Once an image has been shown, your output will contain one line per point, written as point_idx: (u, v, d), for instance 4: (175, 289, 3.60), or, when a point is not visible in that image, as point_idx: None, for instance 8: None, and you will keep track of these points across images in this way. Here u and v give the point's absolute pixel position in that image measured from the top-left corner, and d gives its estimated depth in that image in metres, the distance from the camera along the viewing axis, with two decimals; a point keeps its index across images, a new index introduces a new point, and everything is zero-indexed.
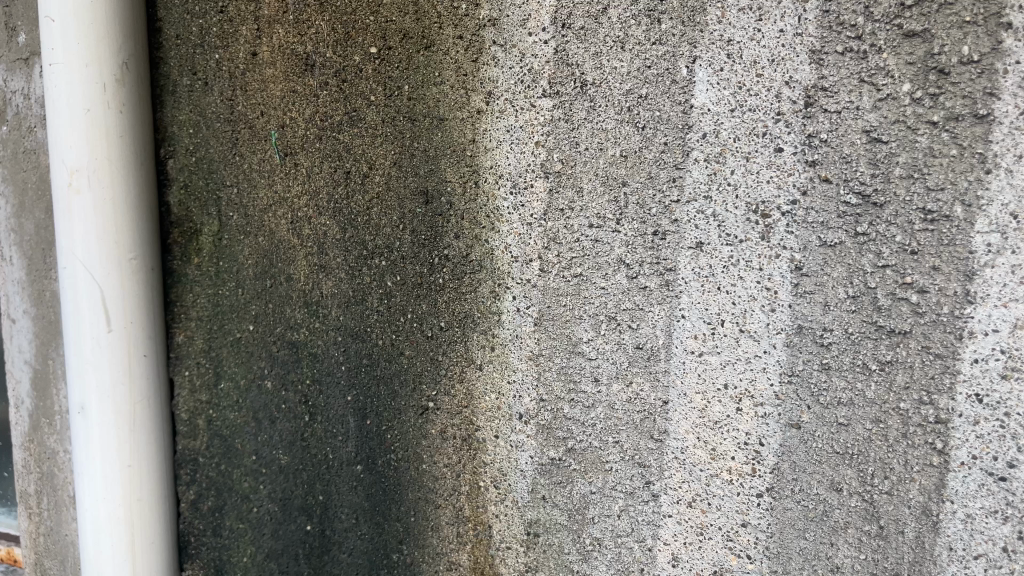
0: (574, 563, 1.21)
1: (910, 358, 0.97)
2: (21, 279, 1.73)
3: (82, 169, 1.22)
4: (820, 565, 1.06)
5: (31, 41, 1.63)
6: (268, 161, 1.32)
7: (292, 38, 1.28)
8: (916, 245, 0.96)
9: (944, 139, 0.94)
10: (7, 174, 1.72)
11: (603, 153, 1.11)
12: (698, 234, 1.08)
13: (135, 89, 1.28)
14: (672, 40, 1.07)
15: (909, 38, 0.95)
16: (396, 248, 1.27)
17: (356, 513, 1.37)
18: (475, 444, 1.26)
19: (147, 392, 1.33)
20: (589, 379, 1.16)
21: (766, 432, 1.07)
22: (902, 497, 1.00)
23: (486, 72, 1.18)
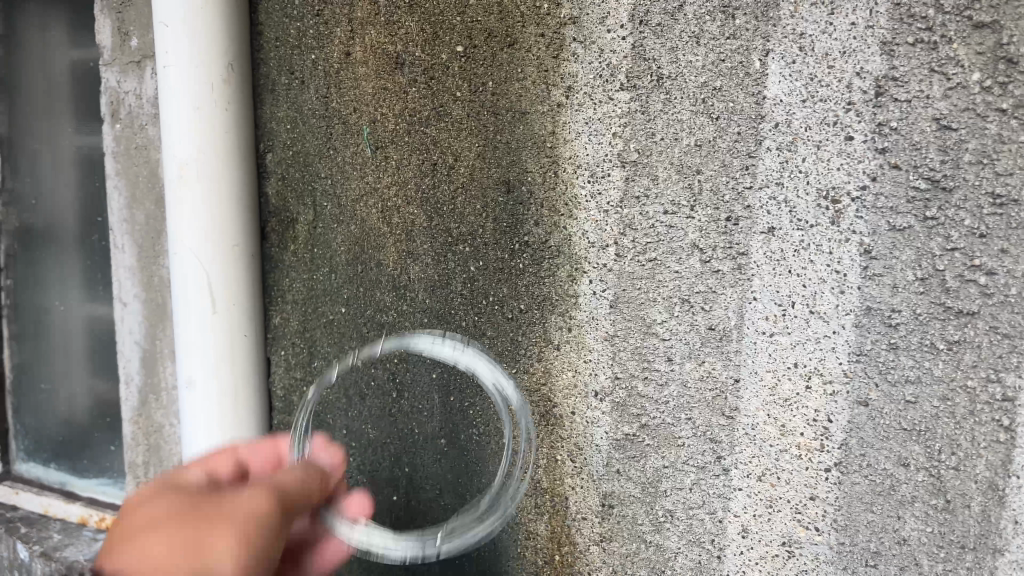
0: (648, 534, 1.27)
1: (978, 338, 1.01)
2: (133, 265, 1.89)
3: (191, 165, 1.36)
4: (887, 538, 1.09)
5: (144, 45, 1.78)
6: (360, 155, 1.44)
7: (383, 39, 1.39)
8: (985, 228, 1.00)
9: (1012, 125, 0.98)
10: (120, 168, 1.87)
11: (678, 143, 1.17)
12: (770, 220, 1.12)
13: (240, 88, 1.42)
14: (746, 35, 1.11)
15: (979, 29, 0.98)
16: (479, 235, 1.36)
17: (439, 485, 1.46)
18: (553, 420, 1.33)
19: (246, 371, 1.45)
20: (662, 358, 1.22)
21: (834, 409, 1.10)
22: (969, 472, 1.03)
23: (567, 68, 1.24)
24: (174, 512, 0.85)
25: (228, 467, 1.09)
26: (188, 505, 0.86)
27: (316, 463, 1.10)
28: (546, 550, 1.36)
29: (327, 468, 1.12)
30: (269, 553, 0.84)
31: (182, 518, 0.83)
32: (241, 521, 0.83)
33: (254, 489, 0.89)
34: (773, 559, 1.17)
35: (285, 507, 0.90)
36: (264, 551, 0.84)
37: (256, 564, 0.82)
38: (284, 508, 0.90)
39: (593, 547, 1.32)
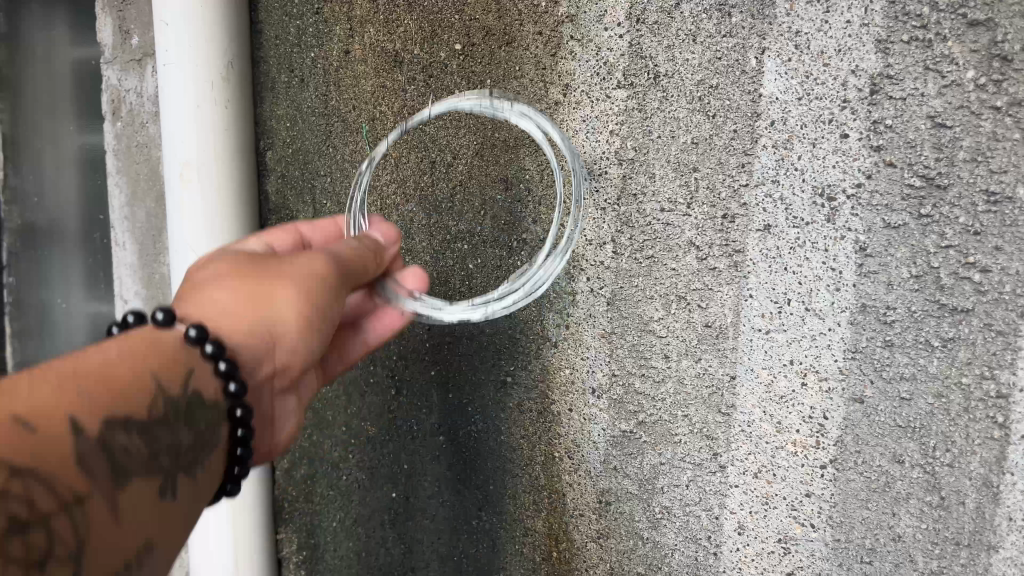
0: (645, 530, 1.27)
1: (972, 335, 0.98)
2: (134, 263, 1.93)
3: (192, 164, 1.52)
4: (882, 534, 1.06)
5: (144, 44, 1.79)
6: (359, 151, 1.51)
7: (383, 37, 1.44)
8: (979, 226, 0.96)
9: (1007, 123, 0.94)
10: (121, 166, 1.89)
11: (675, 141, 1.16)
12: (766, 218, 1.10)
13: (236, 87, 1.55)
14: (742, 32, 1.10)
15: (974, 26, 0.95)
16: (477, 233, 1.37)
17: (438, 481, 1.52)
18: (550, 417, 1.34)
19: None
20: (659, 355, 1.22)
21: (830, 406, 1.08)
22: (964, 469, 1.00)
23: (565, 66, 1.25)
24: (244, 261, 0.99)
25: (289, 246, 1.17)
26: (252, 260, 0.99)
27: (372, 240, 1.15)
28: (543, 547, 1.39)
29: (381, 247, 1.16)
30: (327, 312, 0.98)
31: (249, 271, 0.96)
32: (309, 276, 0.97)
33: (309, 252, 1.01)
34: (770, 555, 1.16)
35: (340, 269, 1.02)
36: (324, 314, 0.98)
37: (317, 320, 0.97)
38: (340, 273, 1.01)
39: (591, 543, 1.34)
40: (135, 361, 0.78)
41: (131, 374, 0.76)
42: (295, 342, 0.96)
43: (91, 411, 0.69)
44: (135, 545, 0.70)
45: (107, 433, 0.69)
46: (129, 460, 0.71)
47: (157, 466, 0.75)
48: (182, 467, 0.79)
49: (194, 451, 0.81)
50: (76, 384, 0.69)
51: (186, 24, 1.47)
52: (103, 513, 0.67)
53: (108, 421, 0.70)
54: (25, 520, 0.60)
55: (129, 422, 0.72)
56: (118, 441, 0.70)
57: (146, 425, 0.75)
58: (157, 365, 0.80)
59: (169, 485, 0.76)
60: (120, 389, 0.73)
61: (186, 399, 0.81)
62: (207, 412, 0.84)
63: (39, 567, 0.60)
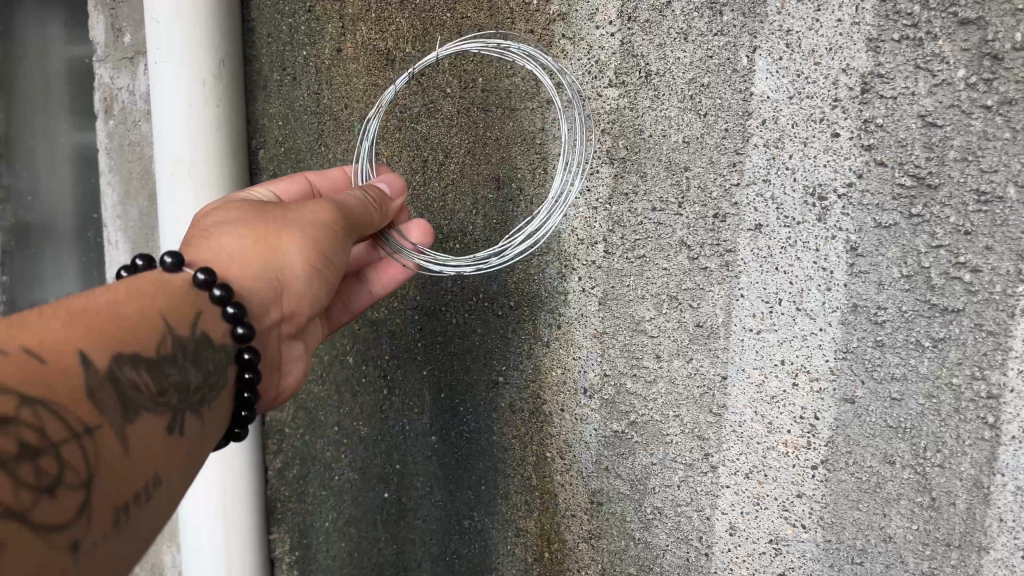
0: (636, 531, 1.27)
1: (963, 335, 0.97)
2: (126, 262, 1.92)
3: (183, 161, 1.52)
4: (873, 535, 1.06)
5: (136, 41, 1.78)
6: (351, 150, 1.50)
7: (375, 35, 1.43)
8: (970, 225, 0.95)
9: (997, 122, 0.93)
10: (113, 164, 1.88)
11: (666, 140, 1.16)
12: (757, 217, 1.10)
13: (228, 84, 1.55)
14: (733, 31, 1.09)
15: (964, 25, 0.94)
16: (469, 232, 1.37)
17: (431, 481, 1.51)
18: (542, 417, 1.34)
19: None
20: (651, 355, 1.21)
21: (821, 407, 1.08)
22: (954, 470, 0.99)
23: (557, 65, 1.24)
24: (249, 208, 0.99)
25: (296, 195, 1.16)
26: (258, 207, 0.99)
27: (379, 190, 1.14)
28: (535, 547, 1.39)
29: (387, 197, 1.16)
30: (332, 259, 0.99)
31: (255, 219, 0.97)
32: (314, 225, 0.98)
33: (317, 202, 1.01)
34: (761, 556, 1.15)
35: (345, 220, 1.03)
36: (330, 261, 0.99)
37: (322, 267, 0.98)
38: (345, 223, 1.02)
39: (582, 544, 1.33)
40: (138, 303, 0.77)
41: (134, 314, 0.75)
42: (299, 289, 0.96)
43: (97, 346, 0.68)
44: (147, 479, 0.68)
45: (114, 367, 0.69)
46: (137, 396, 0.70)
47: (165, 403, 0.74)
48: (191, 406, 0.78)
49: (200, 392, 0.80)
50: (79, 319, 0.69)
51: (178, 24, 1.47)
52: (115, 445, 0.65)
53: (115, 356, 0.69)
54: (36, 446, 0.59)
55: (135, 357, 0.72)
56: (126, 375, 0.70)
57: (152, 362, 0.74)
58: (159, 307, 0.79)
59: (177, 423, 0.75)
60: (123, 327, 0.72)
61: (189, 341, 0.80)
62: (212, 354, 0.84)
63: (51, 493, 0.58)
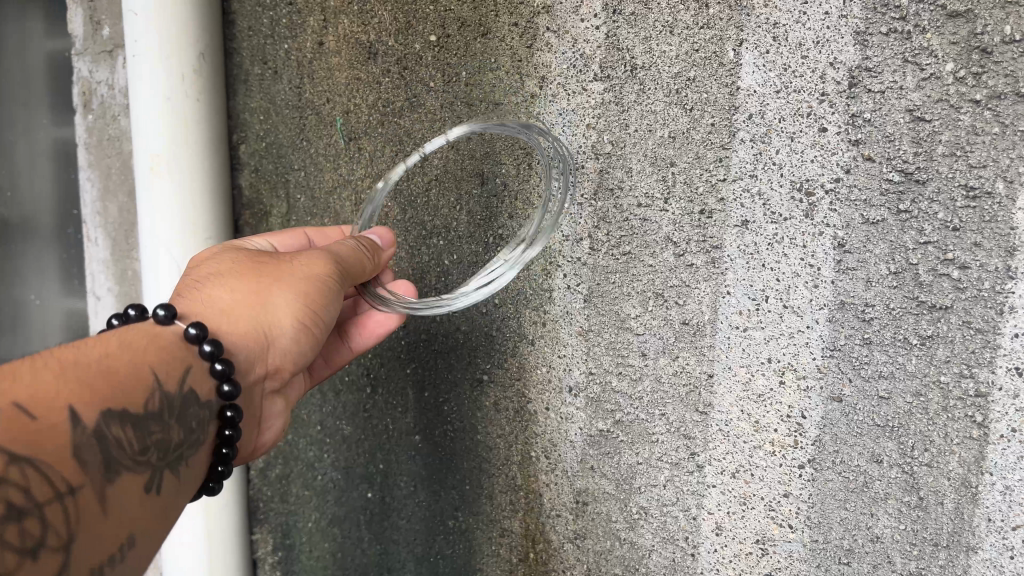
0: (622, 531, 1.25)
1: (951, 333, 0.95)
2: (106, 259, 1.89)
3: (162, 156, 1.50)
4: (860, 535, 1.05)
5: (115, 35, 1.75)
6: (334, 145, 1.48)
7: (357, 28, 1.41)
8: (958, 221, 0.94)
9: (986, 117, 0.92)
10: (92, 159, 1.85)
11: (651, 135, 1.14)
12: (743, 213, 1.08)
13: (210, 78, 1.52)
14: (720, 24, 1.07)
15: (953, 18, 0.92)
16: (452, 228, 1.35)
17: (414, 481, 1.49)
18: (527, 416, 1.32)
19: None
20: (637, 353, 1.19)
21: (808, 405, 1.06)
22: (942, 469, 0.97)
23: (541, 58, 1.22)
24: (247, 258, 0.99)
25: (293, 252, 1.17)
26: (253, 258, 1.00)
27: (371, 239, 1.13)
28: (520, 548, 1.37)
29: (379, 248, 1.14)
30: (323, 316, 0.99)
31: (249, 271, 0.97)
32: (309, 280, 0.98)
33: (313, 252, 1.01)
34: (747, 556, 1.14)
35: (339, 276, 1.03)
36: (321, 318, 0.99)
37: (312, 323, 0.97)
38: (341, 275, 1.02)
39: (568, 544, 1.31)
40: (130, 358, 0.78)
41: (125, 368, 0.77)
42: (288, 344, 0.96)
43: (88, 403, 0.70)
44: (124, 539, 0.70)
45: (102, 425, 0.70)
46: (122, 454, 0.72)
47: (146, 462, 0.75)
48: (172, 464, 0.79)
49: (184, 449, 0.81)
50: (73, 376, 0.70)
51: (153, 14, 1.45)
52: (96, 506, 0.67)
53: (103, 413, 0.71)
54: (21, 506, 0.61)
55: (123, 415, 0.73)
56: (112, 434, 0.71)
57: (139, 420, 0.75)
58: (151, 360, 0.80)
59: (158, 481, 0.76)
60: (114, 383, 0.74)
61: (178, 395, 0.81)
62: (201, 408, 0.84)
63: (34, 555, 0.61)
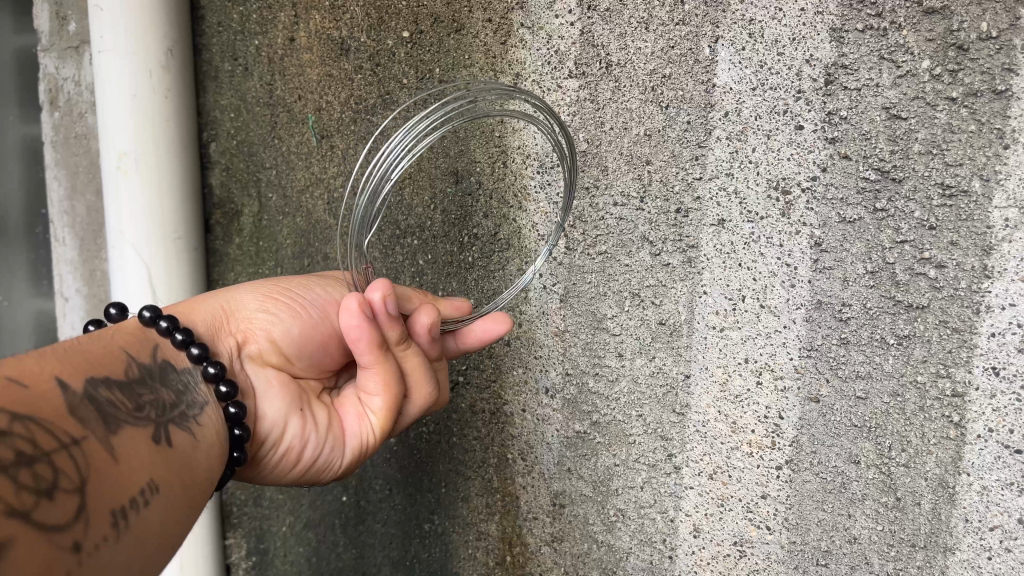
0: (599, 534, 1.23)
1: (928, 333, 0.94)
2: (74, 259, 1.85)
3: (129, 153, 1.46)
4: (838, 537, 1.03)
5: (81, 30, 1.71)
6: (306, 143, 1.45)
7: (329, 24, 1.38)
8: (934, 220, 0.93)
9: (962, 115, 0.90)
10: (59, 158, 1.80)
11: (627, 133, 1.13)
12: (720, 212, 1.07)
13: (177, 76, 1.50)
14: (695, 21, 1.06)
15: (928, 15, 0.91)
16: (427, 228, 1.34)
17: (390, 484, 1.48)
18: (504, 418, 1.30)
19: None
20: (613, 354, 1.18)
21: (785, 406, 1.05)
22: (919, 470, 0.97)
23: (514, 55, 1.20)
24: None
25: None
26: None
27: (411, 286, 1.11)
28: (497, 551, 1.35)
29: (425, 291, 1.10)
30: (289, 292, 0.99)
31: None
32: (278, 280, 1.03)
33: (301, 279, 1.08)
34: (725, 559, 1.13)
35: (316, 281, 1.05)
36: (286, 297, 0.98)
37: (276, 297, 0.98)
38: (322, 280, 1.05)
39: (545, 547, 1.29)
40: (95, 341, 0.75)
41: (95, 347, 0.74)
42: (248, 315, 0.95)
43: (65, 370, 0.66)
44: (143, 483, 0.65)
45: (87, 388, 0.66)
46: (116, 410, 0.67)
47: (144, 416, 0.71)
48: (173, 420, 0.75)
49: (179, 409, 0.77)
50: (40, 355, 0.66)
51: (121, 10, 1.42)
52: (105, 455, 0.62)
53: (85, 379, 0.67)
54: (30, 454, 0.55)
55: (102, 379, 0.69)
56: (101, 394, 0.67)
57: (122, 386, 0.72)
58: (116, 343, 0.78)
59: (163, 434, 0.71)
60: (86, 356, 0.71)
61: (152, 365, 0.79)
62: (182, 378, 0.82)
63: (50, 496, 0.54)
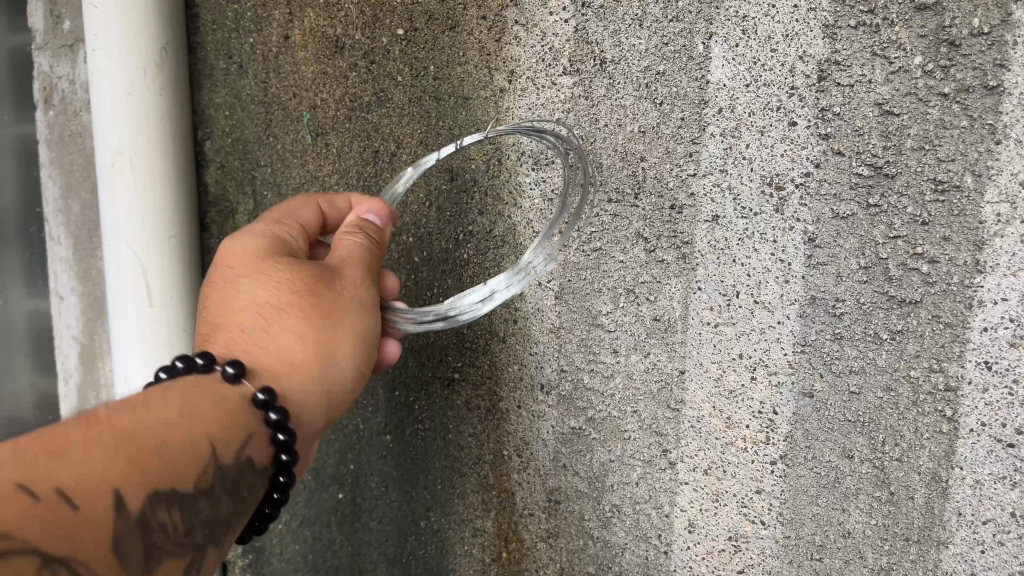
0: (595, 530, 1.23)
1: (921, 327, 0.95)
2: (69, 258, 1.84)
3: (123, 152, 1.46)
4: (832, 531, 1.04)
5: (76, 28, 1.71)
6: (301, 141, 1.45)
7: (323, 22, 1.38)
8: (927, 216, 0.93)
9: (955, 110, 0.91)
10: (54, 157, 1.80)
11: (621, 129, 1.13)
12: (714, 208, 1.07)
13: (172, 73, 1.49)
14: (688, 17, 1.06)
15: (921, 11, 0.92)
16: (423, 225, 1.34)
17: (385, 481, 1.48)
18: (499, 415, 1.31)
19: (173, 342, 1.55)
20: (608, 350, 1.18)
21: (780, 401, 1.06)
22: (913, 464, 0.97)
23: (509, 52, 1.20)
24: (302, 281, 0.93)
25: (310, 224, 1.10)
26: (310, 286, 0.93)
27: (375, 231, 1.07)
28: (492, 547, 1.36)
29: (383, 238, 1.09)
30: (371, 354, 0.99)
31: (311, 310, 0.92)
32: (362, 324, 0.97)
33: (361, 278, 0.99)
34: (720, 554, 1.13)
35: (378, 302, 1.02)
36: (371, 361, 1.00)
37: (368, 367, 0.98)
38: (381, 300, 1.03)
39: (540, 543, 1.30)
40: (197, 426, 0.79)
41: (193, 443, 0.78)
42: (346, 392, 0.97)
43: (133, 486, 0.71)
44: None
45: (150, 514, 0.72)
46: (163, 540, 0.73)
47: (191, 542, 0.76)
48: (219, 537, 0.80)
49: (233, 520, 0.82)
50: (131, 461, 0.71)
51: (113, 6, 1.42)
52: None
53: (150, 499, 0.72)
54: None
55: (173, 500, 0.74)
56: (159, 519, 0.73)
57: (192, 501, 0.76)
58: (218, 429, 0.81)
59: (201, 560, 0.78)
60: (175, 465, 0.75)
61: (229, 467, 0.81)
62: (253, 477, 0.85)
63: None
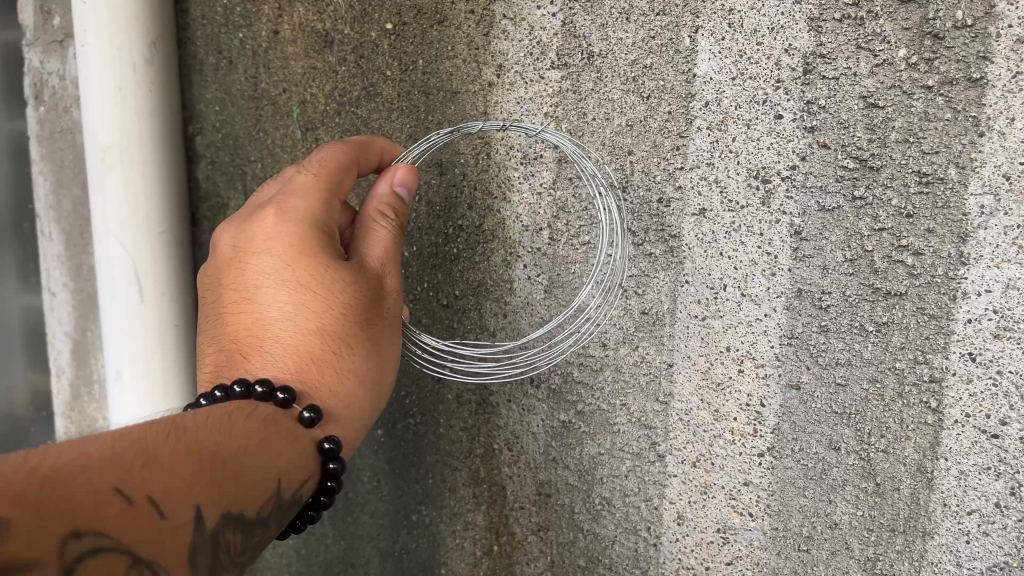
0: (585, 523, 1.24)
1: (905, 319, 0.97)
2: (61, 254, 1.82)
3: (113, 147, 1.45)
4: (819, 522, 1.05)
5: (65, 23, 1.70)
6: (291, 136, 1.45)
7: (313, 16, 1.38)
8: (912, 208, 0.96)
9: (938, 103, 0.94)
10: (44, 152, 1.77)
11: (610, 123, 1.13)
12: (701, 201, 1.07)
13: (161, 67, 1.49)
14: (675, 11, 1.06)
15: (905, 4, 0.94)
16: (412, 220, 1.30)
17: (377, 476, 1.43)
18: (489, 409, 1.29)
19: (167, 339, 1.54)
20: (597, 343, 1.17)
21: (767, 393, 1.06)
22: (898, 455, 1.00)
23: (498, 46, 1.20)
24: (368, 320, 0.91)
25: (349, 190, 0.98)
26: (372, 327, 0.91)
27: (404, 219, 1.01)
28: (483, 541, 1.35)
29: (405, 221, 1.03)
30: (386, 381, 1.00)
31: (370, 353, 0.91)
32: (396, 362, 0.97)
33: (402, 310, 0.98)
34: (709, 546, 1.14)
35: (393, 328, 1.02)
36: None
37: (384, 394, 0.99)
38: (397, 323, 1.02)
39: (532, 536, 1.30)
40: (259, 454, 0.73)
41: (259, 471, 0.71)
42: None
43: (211, 502, 0.64)
44: None
45: (222, 536, 0.64)
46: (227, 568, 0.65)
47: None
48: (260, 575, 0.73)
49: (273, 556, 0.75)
50: (210, 476, 0.65)
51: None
52: None
53: (225, 519, 0.65)
54: None
55: (243, 525, 0.67)
56: (228, 544, 0.65)
57: (256, 532, 0.69)
58: (280, 460, 0.75)
59: None
60: (247, 490, 0.69)
61: (287, 500, 0.75)
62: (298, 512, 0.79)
63: None
